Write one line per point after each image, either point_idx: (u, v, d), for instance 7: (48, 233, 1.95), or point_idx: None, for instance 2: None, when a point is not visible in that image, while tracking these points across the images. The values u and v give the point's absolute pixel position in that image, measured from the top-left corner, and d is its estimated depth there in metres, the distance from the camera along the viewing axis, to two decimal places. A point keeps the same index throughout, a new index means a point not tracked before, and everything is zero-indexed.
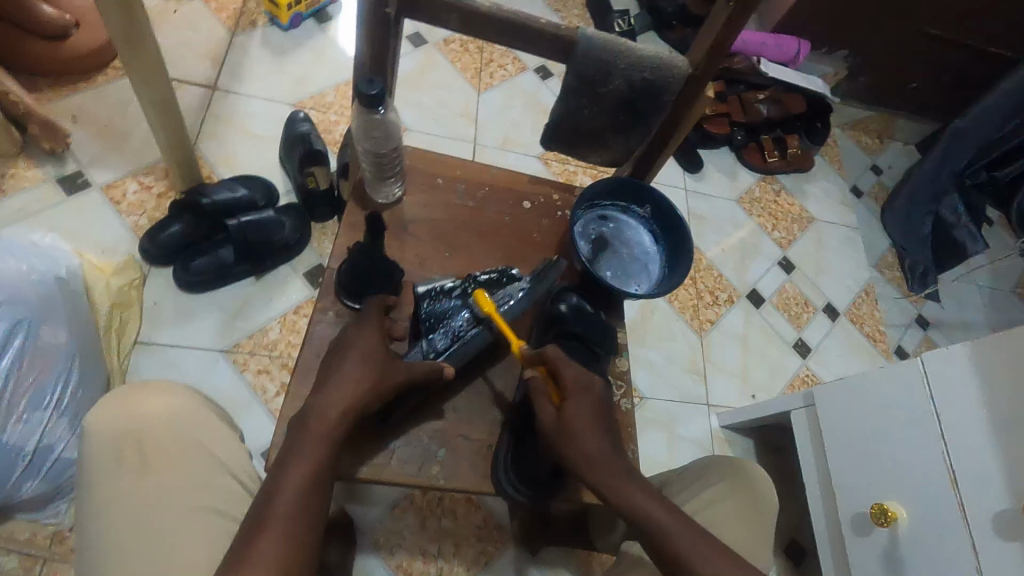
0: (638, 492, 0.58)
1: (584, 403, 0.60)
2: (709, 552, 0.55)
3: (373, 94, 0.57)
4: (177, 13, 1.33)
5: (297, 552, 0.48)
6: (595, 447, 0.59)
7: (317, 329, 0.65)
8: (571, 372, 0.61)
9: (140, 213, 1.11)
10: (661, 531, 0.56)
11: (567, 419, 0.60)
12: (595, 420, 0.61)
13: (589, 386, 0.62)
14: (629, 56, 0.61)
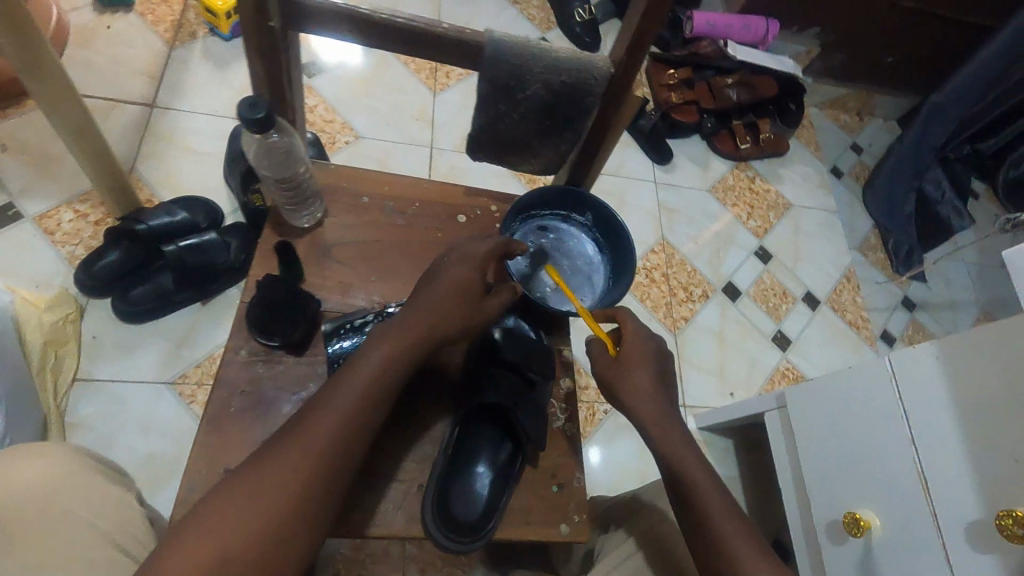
0: (687, 452, 0.63)
1: (644, 352, 0.67)
2: (723, 508, 0.60)
3: (259, 118, 0.51)
4: (111, 28, 1.27)
5: (311, 470, 0.49)
6: (651, 396, 0.65)
7: (228, 371, 0.61)
8: (635, 327, 0.67)
9: (76, 243, 1.06)
10: (689, 480, 0.62)
11: (626, 366, 0.66)
12: (650, 368, 0.66)
13: (652, 348, 0.68)
14: (542, 59, 0.56)
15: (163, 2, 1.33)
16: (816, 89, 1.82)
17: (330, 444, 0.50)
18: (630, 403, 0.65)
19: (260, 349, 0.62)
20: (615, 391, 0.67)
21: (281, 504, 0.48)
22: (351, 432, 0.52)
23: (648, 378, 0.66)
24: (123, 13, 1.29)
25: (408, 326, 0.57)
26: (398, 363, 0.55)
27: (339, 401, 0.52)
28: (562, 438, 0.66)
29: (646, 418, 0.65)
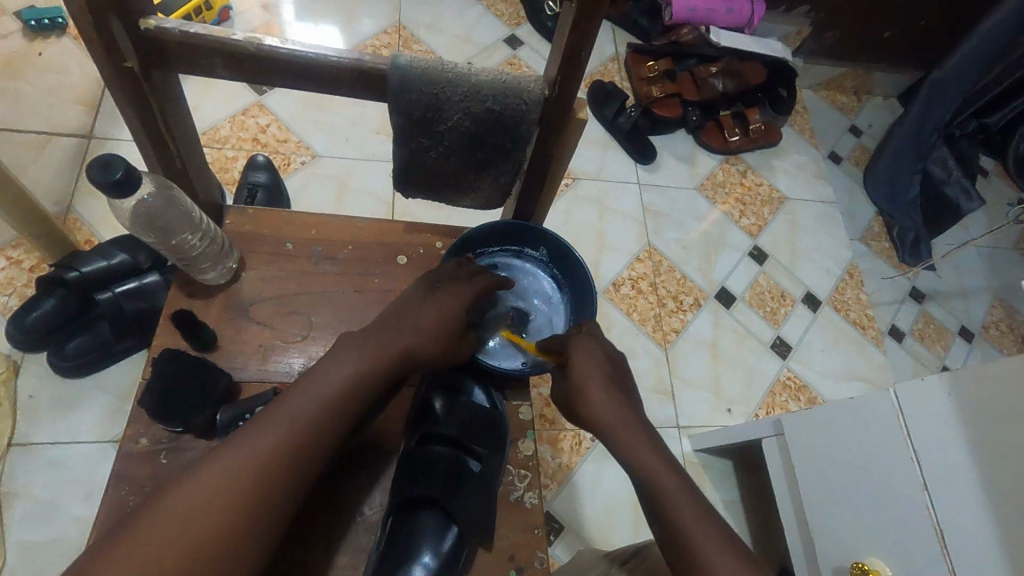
0: (653, 455, 0.53)
1: (591, 362, 0.58)
2: (705, 522, 0.49)
3: (119, 177, 0.43)
4: (42, 55, 1.19)
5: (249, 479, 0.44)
6: (606, 407, 0.56)
7: (127, 464, 0.53)
8: (577, 341, 0.59)
9: (9, 293, 0.98)
10: (663, 495, 0.51)
11: (574, 376, 0.58)
12: (601, 378, 0.57)
13: (596, 348, 0.59)
14: (461, 84, 0.47)
15: None
16: (808, 71, 1.71)
17: (278, 464, 0.45)
18: (586, 415, 0.56)
19: (165, 435, 0.54)
20: (571, 406, 0.58)
21: (217, 525, 0.42)
22: (306, 452, 0.46)
23: (600, 390, 0.57)
24: (55, 39, 1.20)
25: (377, 343, 0.52)
26: (364, 379, 0.50)
27: (294, 416, 0.47)
28: (519, 511, 0.57)
29: (604, 430, 0.55)
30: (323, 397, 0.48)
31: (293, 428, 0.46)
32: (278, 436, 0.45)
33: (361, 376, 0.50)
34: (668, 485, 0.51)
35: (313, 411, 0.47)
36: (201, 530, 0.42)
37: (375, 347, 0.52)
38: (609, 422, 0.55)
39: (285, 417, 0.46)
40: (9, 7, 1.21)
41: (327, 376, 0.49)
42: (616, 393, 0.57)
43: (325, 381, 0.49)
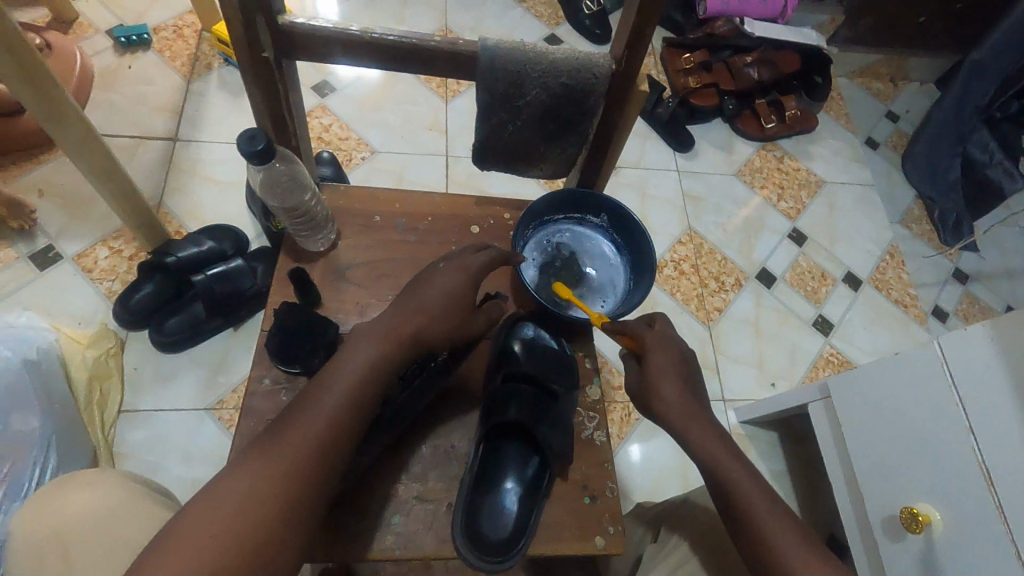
0: (717, 443, 0.60)
1: (666, 359, 0.64)
2: (770, 508, 0.56)
3: (259, 150, 0.52)
4: (131, 68, 1.31)
5: (289, 476, 0.47)
6: (677, 401, 0.62)
7: (253, 402, 0.61)
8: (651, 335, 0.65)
9: (113, 279, 1.10)
10: (731, 485, 0.58)
11: (649, 373, 0.64)
12: (674, 376, 0.63)
13: (669, 345, 0.65)
14: (540, 62, 0.54)
15: (178, 37, 1.36)
16: (843, 58, 1.73)
17: (316, 446, 0.49)
18: (657, 411, 0.63)
19: (284, 377, 0.62)
20: (642, 397, 0.64)
21: (268, 510, 0.46)
22: (338, 433, 0.50)
23: (674, 386, 0.63)
24: (141, 53, 1.33)
25: (391, 329, 0.55)
26: (384, 363, 0.54)
27: (324, 403, 0.51)
28: (590, 447, 0.64)
29: (673, 422, 0.62)
30: (343, 389, 0.52)
31: (324, 413, 0.50)
32: (311, 422, 0.50)
33: (379, 362, 0.54)
34: (734, 472, 0.58)
35: (340, 395, 0.51)
36: (255, 514, 0.45)
37: (392, 333, 0.55)
38: (678, 414, 0.62)
39: (314, 404, 0.51)
40: (101, 26, 1.35)
41: (349, 363, 0.53)
42: (686, 388, 0.63)
43: (344, 372, 0.52)
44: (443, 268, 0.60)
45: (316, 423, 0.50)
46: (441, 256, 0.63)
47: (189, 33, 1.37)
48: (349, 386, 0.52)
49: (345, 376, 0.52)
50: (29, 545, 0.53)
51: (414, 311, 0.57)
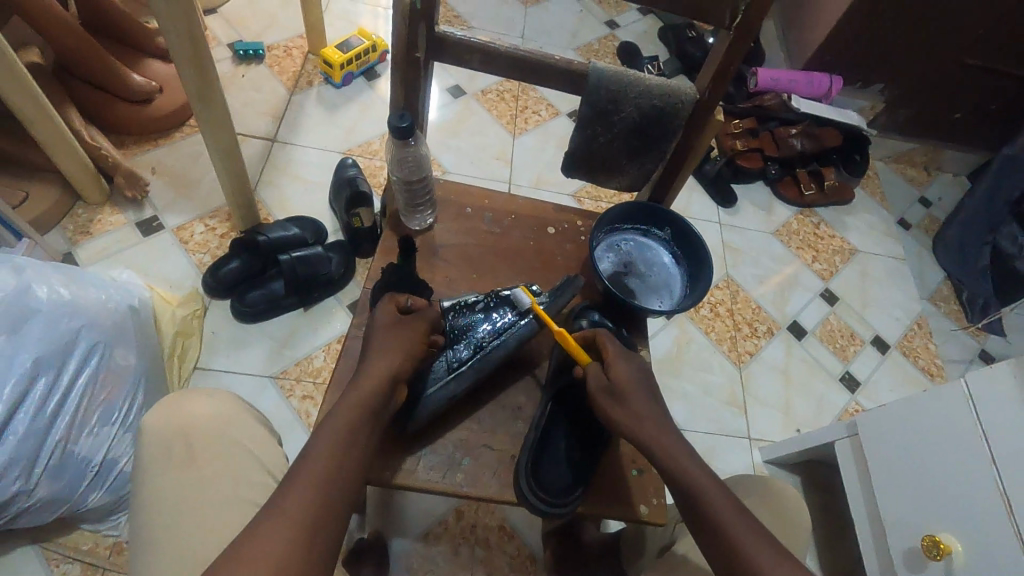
0: (684, 451, 0.60)
1: (631, 371, 0.64)
2: (747, 525, 0.55)
3: (403, 127, 0.66)
4: (244, 77, 1.49)
5: (324, 497, 0.50)
6: (644, 410, 0.62)
7: (351, 344, 0.71)
8: (615, 344, 0.67)
9: (205, 252, 1.22)
10: (703, 500, 0.57)
11: (618, 382, 0.63)
12: (643, 389, 0.64)
13: (633, 356, 0.66)
14: (639, 85, 0.66)
15: (287, 56, 1.54)
16: (881, 143, 1.85)
17: (337, 467, 0.52)
18: (621, 419, 0.62)
19: None
20: (603, 401, 0.63)
21: (308, 527, 0.48)
22: (353, 452, 0.54)
23: (642, 398, 0.63)
24: (254, 66, 1.51)
25: (369, 370, 0.59)
26: (381, 389, 0.58)
27: (330, 432, 0.54)
28: None
29: (636, 429, 0.61)
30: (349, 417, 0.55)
31: (332, 439, 0.53)
32: (328, 449, 0.53)
33: (371, 395, 0.57)
34: (707, 484, 0.57)
35: (348, 422, 0.55)
36: (296, 537, 0.46)
37: (378, 371, 0.59)
38: (645, 421, 0.61)
39: (322, 435, 0.54)
40: (223, 40, 1.54)
41: (346, 399, 0.56)
42: (652, 400, 0.64)
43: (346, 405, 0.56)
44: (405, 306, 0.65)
45: (330, 450, 0.53)
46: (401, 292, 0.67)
47: (297, 53, 1.55)
48: (352, 415, 0.55)
49: (344, 409, 0.56)
50: (154, 438, 0.62)
51: (392, 350, 0.61)
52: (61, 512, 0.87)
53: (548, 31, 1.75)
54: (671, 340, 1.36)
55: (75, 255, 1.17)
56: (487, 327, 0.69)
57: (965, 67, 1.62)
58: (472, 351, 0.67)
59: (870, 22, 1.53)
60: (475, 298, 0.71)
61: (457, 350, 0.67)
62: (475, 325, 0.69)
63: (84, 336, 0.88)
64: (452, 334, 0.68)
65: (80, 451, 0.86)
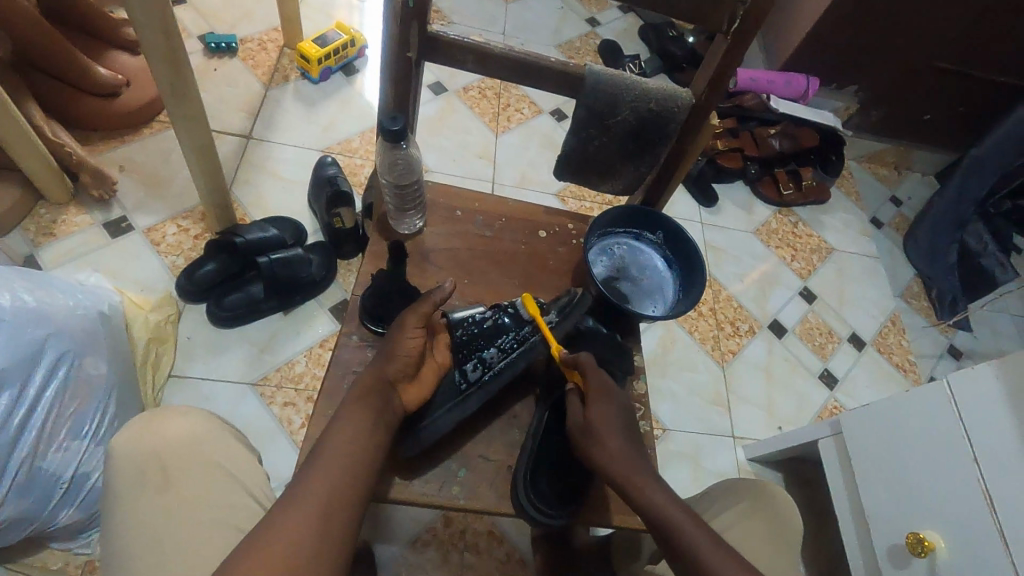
0: (661, 490, 0.59)
1: (606, 409, 0.63)
2: (723, 553, 0.54)
3: (395, 130, 0.64)
4: (217, 71, 1.43)
5: (333, 498, 0.50)
6: (619, 450, 0.61)
7: (343, 353, 0.69)
8: (597, 377, 0.64)
9: (178, 254, 1.17)
10: (677, 531, 0.56)
11: (591, 419, 0.63)
12: (617, 427, 0.63)
13: (609, 392, 0.64)
14: (635, 88, 0.65)
15: (262, 50, 1.49)
16: (855, 143, 1.89)
17: (343, 477, 0.51)
18: (595, 457, 0.61)
19: (370, 335, 0.70)
20: (582, 442, 0.63)
21: (315, 529, 0.47)
22: (360, 461, 0.53)
23: (616, 437, 0.62)
24: (227, 59, 1.46)
25: (359, 382, 0.59)
26: (381, 395, 0.58)
27: (331, 443, 0.53)
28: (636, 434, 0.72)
29: (611, 470, 0.60)
30: (355, 421, 0.55)
31: (334, 449, 0.52)
32: (331, 463, 0.52)
33: (365, 406, 0.56)
34: (682, 522, 0.56)
35: (351, 432, 0.54)
36: (303, 539, 0.46)
37: (370, 382, 0.59)
38: (620, 461, 0.60)
39: (325, 447, 0.53)
40: (194, 32, 1.48)
41: (350, 405, 0.56)
42: (629, 438, 0.63)
43: (349, 411, 0.56)
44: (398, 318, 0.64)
45: (333, 460, 0.52)
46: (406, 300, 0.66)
47: (272, 47, 1.50)
48: (354, 425, 0.55)
49: (342, 421, 0.55)
50: (127, 462, 0.59)
51: (378, 362, 0.60)
52: (28, 533, 0.82)
53: (530, 27, 1.73)
54: (655, 339, 1.37)
55: (38, 258, 1.11)
56: (496, 346, 0.66)
57: (935, 70, 1.66)
58: (481, 373, 0.65)
59: (846, 24, 1.56)
60: (484, 314, 0.68)
61: (467, 370, 0.65)
62: (485, 345, 0.66)
63: (51, 346, 0.83)
64: (462, 352, 0.65)
65: (48, 467, 0.81)
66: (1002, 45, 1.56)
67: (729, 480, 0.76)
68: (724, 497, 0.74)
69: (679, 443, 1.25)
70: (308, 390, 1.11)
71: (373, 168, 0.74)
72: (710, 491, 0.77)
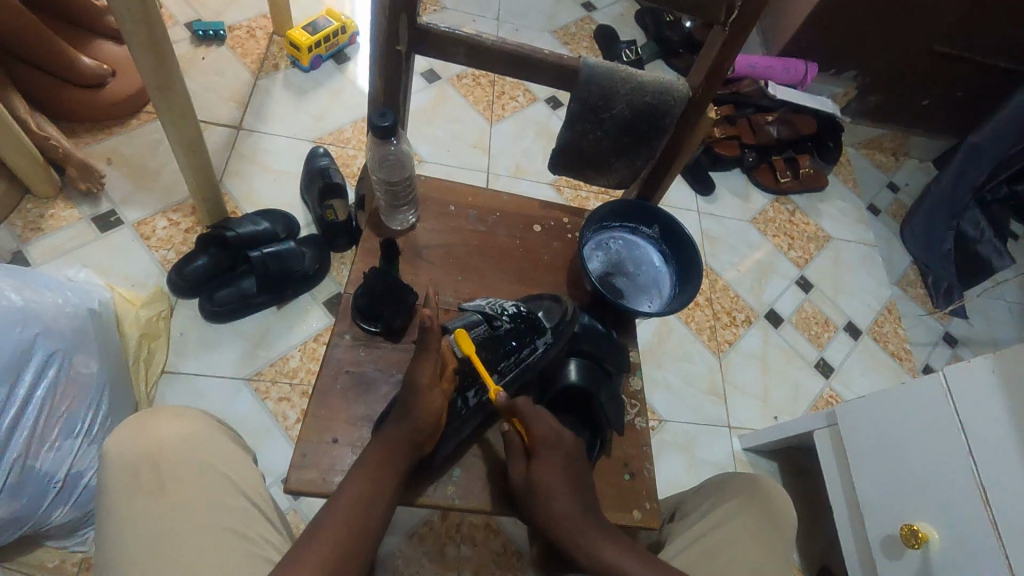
0: (607, 544, 0.58)
1: (550, 465, 0.61)
2: None
3: (385, 126, 0.63)
4: (204, 59, 1.40)
5: (343, 557, 0.51)
6: (562, 506, 0.60)
7: (335, 352, 0.69)
8: (539, 426, 0.61)
9: (169, 248, 1.16)
10: None
11: (534, 479, 0.60)
12: (562, 484, 0.61)
13: (557, 442, 0.61)
14: (630, 81, 0.64)
15: (251, 37, 1.46)
16: (853, 129, 1.87)
17: (346, 545, 0.51)
18: (542, 516, 0.60)
19: (363, 334, 0.70)
20: (526, 499, 0.61)
21: None
22: (367, 525, 0.53)
23: (563, 492, 0.60)
24: (215, 47, 1.42)
25: (381, 438, 0.58)
26: (400, 453, 0.58)
27: (342, 505, 0.53)
28: (631, 430, 0.72)
29: (557, 528, 0.59)
30: (367, 480, 0.56)
31: (343, 508, 0.53)
32: (342, 519, 0.53)
33: (381, 471, 0.56)
34: (632, 574, 0.56)
35: (362, 493, 0.55)
36: None
37: (395, 442, 0.58)
38: (564, 518, 0.59)
39: (335, 508, 0.53)
40: (180, 19, 1.44)
41: (359, 465, 0.57)
42: (575, 490, 0.61)
43: (361, 473, 0.56)
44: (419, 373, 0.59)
45: (340, 519, 0.52)
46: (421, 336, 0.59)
47: (261, 34, 1.47)
48: (369, 487, 0.55)
49: (356, 477, 0.56)
50: (120, 465, 0.58)
51: (406, 426, 0.58)
52: (22, 532, 0.82)
53: (523, 12, 1.70)
54: (651, 330, 1.36)
55: (26, 253, 1.09)
56: (496, 374, 0.66)
57: (934, 55, 1.64)
58: (480, 398, 0.66)
59: (845, 7, 1.53)
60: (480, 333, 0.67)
61: (467, 397, 0.65)
62: (486, 371, 0.66)
63: (40, 344, 0.82)
64: (464, 379, 0.65)
65: (41, 467, 0.81)
66: (1002, 29, 1.54)
67: (725, 475, 0.77)
68: (718, 493, 0.74)
69: (674, 433, 1.25)
70: (302, 384, 1.10)
71: (363, 162, 0.73)
72: (705, 486, 0.78)
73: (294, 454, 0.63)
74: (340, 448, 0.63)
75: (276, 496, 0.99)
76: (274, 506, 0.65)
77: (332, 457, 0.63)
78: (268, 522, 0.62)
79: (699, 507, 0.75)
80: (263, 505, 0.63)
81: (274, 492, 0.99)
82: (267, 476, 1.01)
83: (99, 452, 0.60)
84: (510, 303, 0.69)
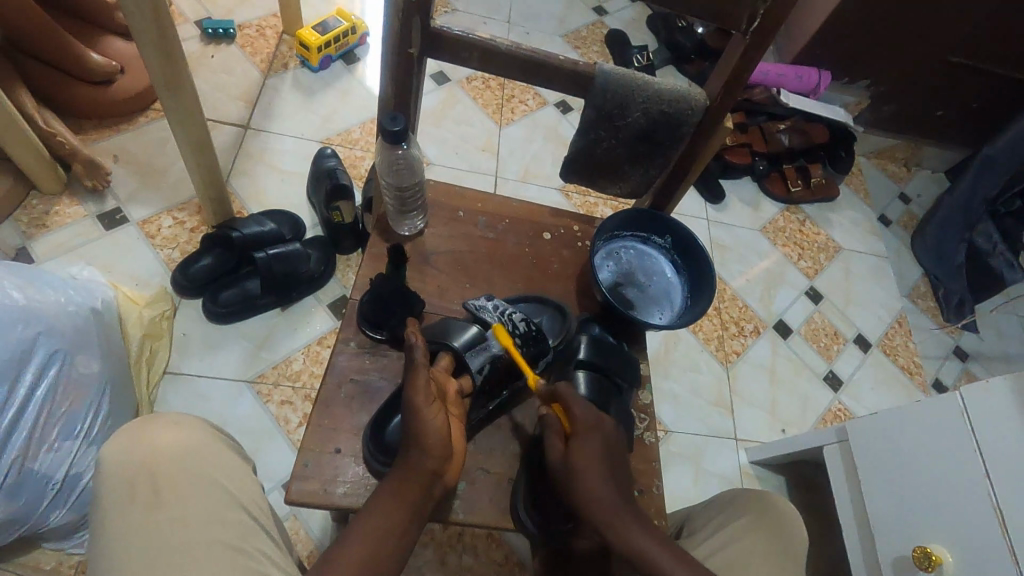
0: (644, 532, 0.56)
1: (593, 442, 0.59)
2: None
3: (396, 131, 0.61)
4: (213, 58, 1.39)
5: None
6: (601, 487, 0.58)
7: (339, 359, 0.67)
8: (582, 410, 0.61)
9: (174, 247, 1.15)
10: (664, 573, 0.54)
11: (573, 457, 0.59)
12: (601, 465, 0.59)
13: (598, 424, 0.60)
14: (645, 89, 0.63)
15: (260, 36, 1.45)
16: (865, 139, 1.85)
17: None
18: (578, 494, 0.58)
19: (368, 341, 0.69)
20: (563, 480, 0.59)
21: None
22: (382, 562, 0.51)
23: (601, 473, 0.58)
24: (225, 45, 1.42)
25: (394, 473, 0.55)
26: (416, 486, 0.54)
27: (352, 543, 0.51)
28: (641, 445, 0.71)
29: (595, 510, 0.57)
30: (379, 518, 0.52)
31: (355, 547, 0.50)
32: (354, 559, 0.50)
33: (396, 504, 0.53)
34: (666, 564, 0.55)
35: (373, 531, 0.52)
36: None
37: (408, 472, 0.54)
38: (604, 500, 0.57)
39: (346, 545, 0.51)
40: (190, 17, 1.44)
41: (371, 504, 0.54)
42: (613, 476, 0.59)
43: (373, 512, 0.53)
44: (423, 405, 0.56)
45: (350, 559, 0.50)
46: (413, 367, 0.57)
47: (270, 33, 1.46)
48: (383, 525, 0.52)
49: (369, 513, 0.53)
50: (118, 474, 0.57)
51: (411, 453, 0.55)
52: (19, 534, 0.81)
53: (535, 16, 1.68)
54: (658, 339, 1.35)
55: (30, 249, 1.09)
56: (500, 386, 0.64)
57: (949, 66, 1.62)
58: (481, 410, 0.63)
59: (860, 16, 1.51)
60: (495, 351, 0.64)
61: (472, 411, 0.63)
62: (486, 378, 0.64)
63: (41, 344, 0.81)
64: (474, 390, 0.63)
65: (39, 468, 0.80)
66: (1018, 40, 1.52)
67: (734, 491, 0.75)
68: (726, 510, 0.72)
69: (680, 445, 1.23)
70: (305, 387, 1.09)
71: (373, 166, 0.72)
72: (714, 501, 0.76)
73: (296, 464, 0.61)
74: (342, 459, 0.62)
75: (276, 502, 0.98)
76: (273, 516, 0.64)
77: (334, 468, 0.62)
78: (266, 536, 0.60)
79: (707, 523, 0.73)
80: (261, 517, 0.61)
81: (274, 497, 0.98)
82: (267, 481, 1.00)
83: (96, 460, 0.58)
84: (519, 314, 0.69)
